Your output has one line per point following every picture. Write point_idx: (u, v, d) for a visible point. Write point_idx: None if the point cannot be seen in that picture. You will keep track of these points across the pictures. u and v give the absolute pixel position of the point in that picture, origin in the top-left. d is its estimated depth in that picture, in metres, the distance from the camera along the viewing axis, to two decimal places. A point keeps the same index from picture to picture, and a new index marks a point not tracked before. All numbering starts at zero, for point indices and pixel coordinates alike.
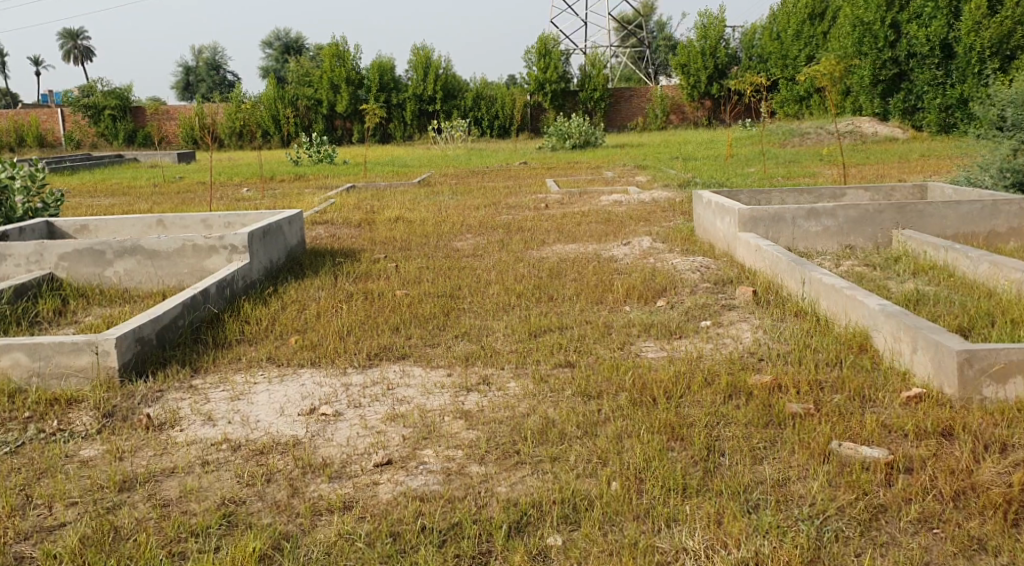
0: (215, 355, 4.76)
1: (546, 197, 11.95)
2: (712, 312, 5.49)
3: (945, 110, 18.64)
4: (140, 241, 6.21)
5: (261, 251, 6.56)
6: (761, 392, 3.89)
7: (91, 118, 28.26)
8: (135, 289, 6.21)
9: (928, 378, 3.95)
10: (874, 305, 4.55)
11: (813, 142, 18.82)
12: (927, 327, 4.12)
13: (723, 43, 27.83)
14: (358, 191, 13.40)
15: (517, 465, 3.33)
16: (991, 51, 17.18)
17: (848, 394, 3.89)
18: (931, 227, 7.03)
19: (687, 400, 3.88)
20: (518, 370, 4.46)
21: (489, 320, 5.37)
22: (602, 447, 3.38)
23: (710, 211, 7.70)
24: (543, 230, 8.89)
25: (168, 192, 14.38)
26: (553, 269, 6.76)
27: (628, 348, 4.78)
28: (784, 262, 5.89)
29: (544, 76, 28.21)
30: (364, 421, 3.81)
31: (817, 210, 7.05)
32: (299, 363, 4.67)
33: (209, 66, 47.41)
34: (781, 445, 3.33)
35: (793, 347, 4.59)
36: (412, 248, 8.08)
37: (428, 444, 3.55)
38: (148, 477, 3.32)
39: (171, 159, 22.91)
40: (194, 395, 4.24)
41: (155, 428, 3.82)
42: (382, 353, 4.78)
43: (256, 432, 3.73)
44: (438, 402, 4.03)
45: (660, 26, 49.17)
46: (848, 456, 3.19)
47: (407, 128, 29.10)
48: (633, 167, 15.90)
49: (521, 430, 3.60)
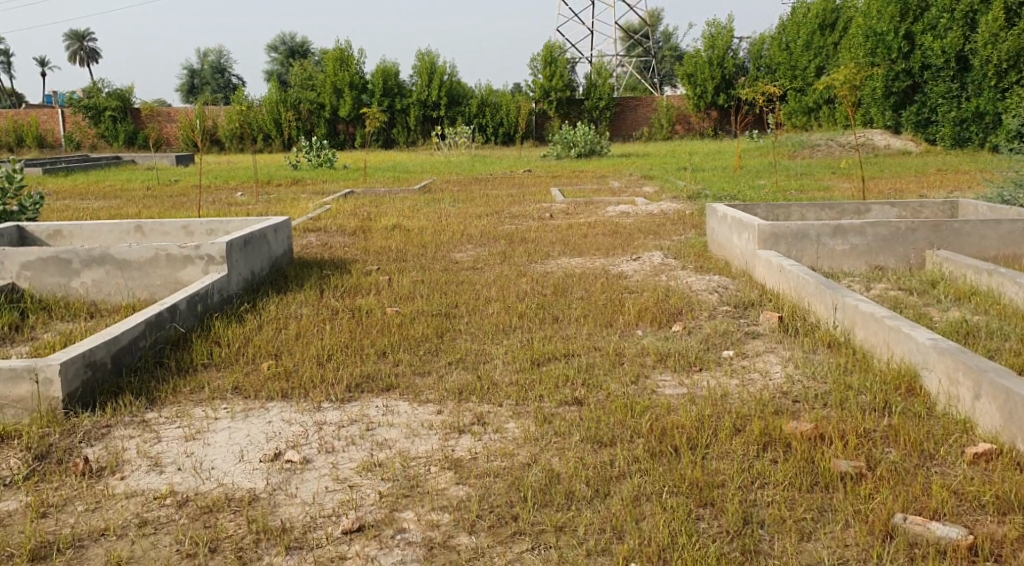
0: (175, 382, 4.18)
1: (550, 206, 11.39)
2: (735, 340, 4.90)
3: (960, 124, 18.01)
4: (110, 250, 5.64)
5: (240, 262, 5.95)
6: (801, 444, 3.32)
7: (91, 119, 27.64)
8: (103, 302, 5.65)
9: (995, 431, 3.41)
10: (923, 339, 3.98)
11: (823, 155, 18.29)
12: (991, 368, 3.56)
13: (731, 53, 27.21)
14: (355, 197, 12.85)
15: (515, 537, 2.79)
16: (1009, 64, 16.54)
17: (904, 448, 3.36)
18: (967, 248, 6.46)
19: (714, 451, 3.30)
20: (517, 408, 3.86)
21: (488, 343, 4.80)
22: (618, 513, 2.86)
23: (726, 225, 7.13)
24: (547, 242, 8.32)
25: (162, 195, 13.78)
26: (559, 284, 6.20)
27: (643, 382, 4.18)
28: (810, 285, 5.31)
29: (550, 84, 27.85)
30: (335, 472, 3.24)
31: (843, 226, 6.49)
32: (268, 395, 4.07)
33: (214, 69, 46.85)
34: (834, 518, 2.83)
35: (831, 387, 4.03)
36: (408, 259, 7.52)
37: (409, 504, 2.99)
38: (70, 542, 2.82)
39: (169, 161, 22.33)
40: (145, 432, 3.68)
41: (91, 476, 3.26)
42: (365, 383, 4.19)
43: (207, 484, 3.17)
44: (424, 447, 3.44)
45: (666, 35, 48.57)
46: (916, 536, 2.71)
47: (411, 133, 28.42)
48: (639, 177, 15.43)
49: (521, 488, 3.03)
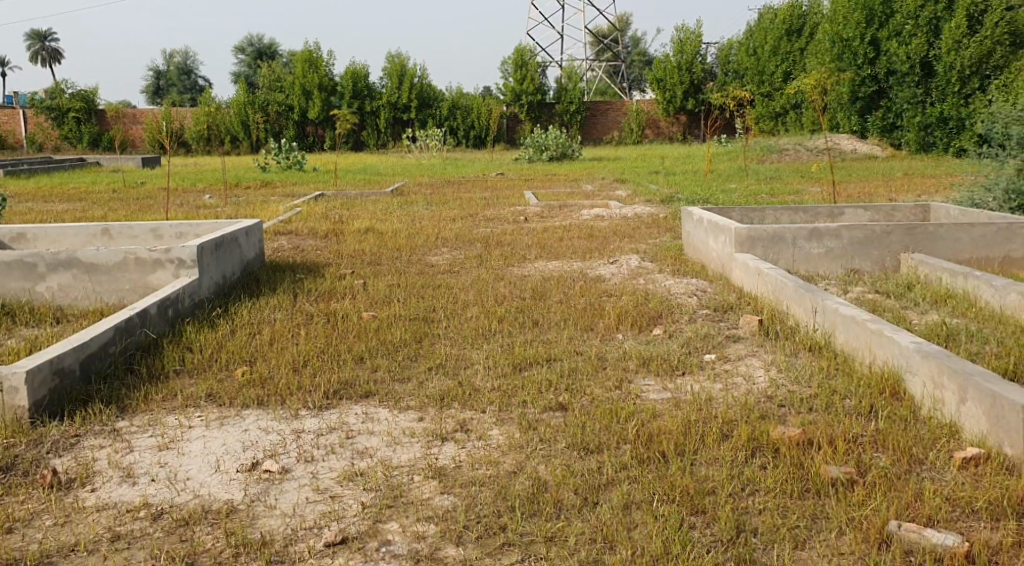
0: (146, 390, 4.06)
1: (524, 210, 11.33)
2: (716, 344, 4.85)
3: (924, 129, 18.16)
4: (77, 253, 5.50)
5: (211, 265, 5.81)
6: (789, 449, 3.27)
7: (54, 120, 27.21)
8: (70, 307, 5.50)
9: (981, 435, 3.38)
10: (907, 343, 3.95)
11: (792, 159, 18.37)
12: (977, 372, 3.54)
13: (700, 58, 27.34)
14: (326, 200, 12.70)
15: (503, 549, 2.73)
16: (973, 70, 16.94)
17: (893, 454, 3.33)
18: (942, 251, 6.47)
19: (702, 458, 3.25)
20: (500, 414, 3.77)
21: (467, 347, 4.72)
22: (609, 522, 2.80)
23: (703, 228, 7.09)
24: (523, 245, 8.25)
25: (129, 197, 13.54)
26: (537, 288, 6.14)
27: (627, 386, 4.11)
28: (789, 288, 5.27)
29: (521, 87, 27.82)
30: (315, 482, 3.14)
31: (819, 230, 6.48)
32: (243, 403, 3.96)
33: (181, 70, 46.36)
34: (828, 527, 2.79)
35: (816, 391, 3.98)
36: (382, 263, 7.42)
37: (394, 515, 2.90)
38: (38, 560, 2.71)
39: (135, 163, 21.99)
40: (116, 442, 3.56)
41: (59, 488, 3.15)
42: (344, 389, 4.09)
43: (182, 496, 3.06)
44: (406, 456, 3.35)
45: (635, 41, 48.66)
46: (912, 544, 2.70)
47: (381, 136, 28.26)
48: (611, 180, 15.41)
49: (508, 497, 2.96)
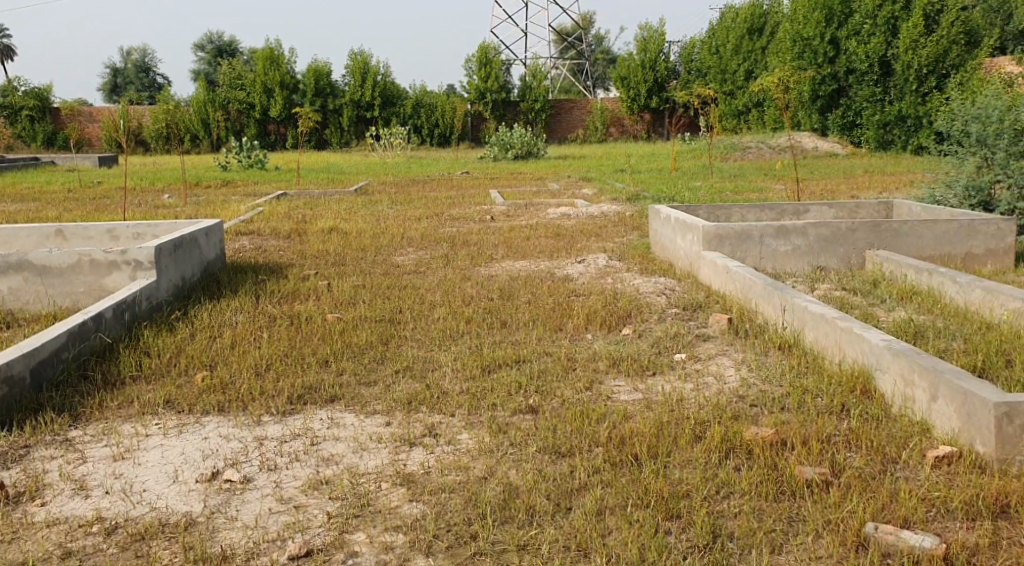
0: (101, 397, 3.93)
1: (490, 209, 11.23)
2: (686, 343, 4.81)
3: (883, 127, 18.37)
4: (28, 256, 5.33)
5: (169, 267, 5.65)
6: (763, 451, 3.22)
7: (7, 119, 26.67)
8: (21, 310, 5.33)
9: (952, 432, 3.36)
10: (877, 340, 3.91)
11: (755, 157, 18.45)
12: (947, 370, 3.51)
13: (663, 57, 27.40)
14: (289, 199, 12.52)
15: (475, 558, 2.65)
16: (928, 70, 17.22)
17: (867, 452, 3.29)
18: (907, 247, 6.47)
19: (675, 460, 3.19)
20: (469, 418, 3.69)
21: (434, 350, 4.63)
22: (584, 530, 2.73)
23: (670, 227, 7.04)
24: (489, 245, 8.16)
25: (86, 197, 13.23)
26: (504, 288, 6.06)
27: (597, 388, 4.04)
28: (758, 286, 5.24)
29: (485, 85, 27.78)
30: (277, 492, 3.04)
31: (786, 228, 6.47)
32: (203, 409, 3.84)
33: (138, 68, 45.71)
34: (803, 530, 2.75)
35: (787, 390, 3.94)
36: (345, 263, 7.29)
37: (360, 524, 2.81)
38: None
39: (91, 162, 21.60)
40: (69, 452, 3.43)
41: (8, 502, 3.02)
42: (308, 394, 3.98)
43: (139, 509, 2.95)
44: (374, 462, 3.25)
45: (598, 39, 48.66)
46: (889, 546, 2.66)
47: (344, 134, 28.01)
48: (577, 179, 15.35)
49: (479, 504, 2.88)
